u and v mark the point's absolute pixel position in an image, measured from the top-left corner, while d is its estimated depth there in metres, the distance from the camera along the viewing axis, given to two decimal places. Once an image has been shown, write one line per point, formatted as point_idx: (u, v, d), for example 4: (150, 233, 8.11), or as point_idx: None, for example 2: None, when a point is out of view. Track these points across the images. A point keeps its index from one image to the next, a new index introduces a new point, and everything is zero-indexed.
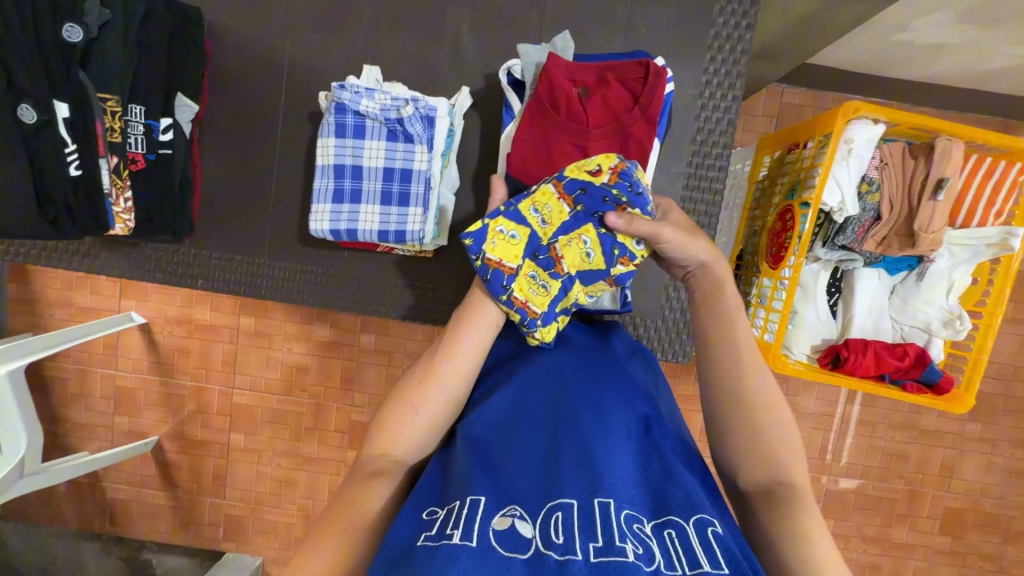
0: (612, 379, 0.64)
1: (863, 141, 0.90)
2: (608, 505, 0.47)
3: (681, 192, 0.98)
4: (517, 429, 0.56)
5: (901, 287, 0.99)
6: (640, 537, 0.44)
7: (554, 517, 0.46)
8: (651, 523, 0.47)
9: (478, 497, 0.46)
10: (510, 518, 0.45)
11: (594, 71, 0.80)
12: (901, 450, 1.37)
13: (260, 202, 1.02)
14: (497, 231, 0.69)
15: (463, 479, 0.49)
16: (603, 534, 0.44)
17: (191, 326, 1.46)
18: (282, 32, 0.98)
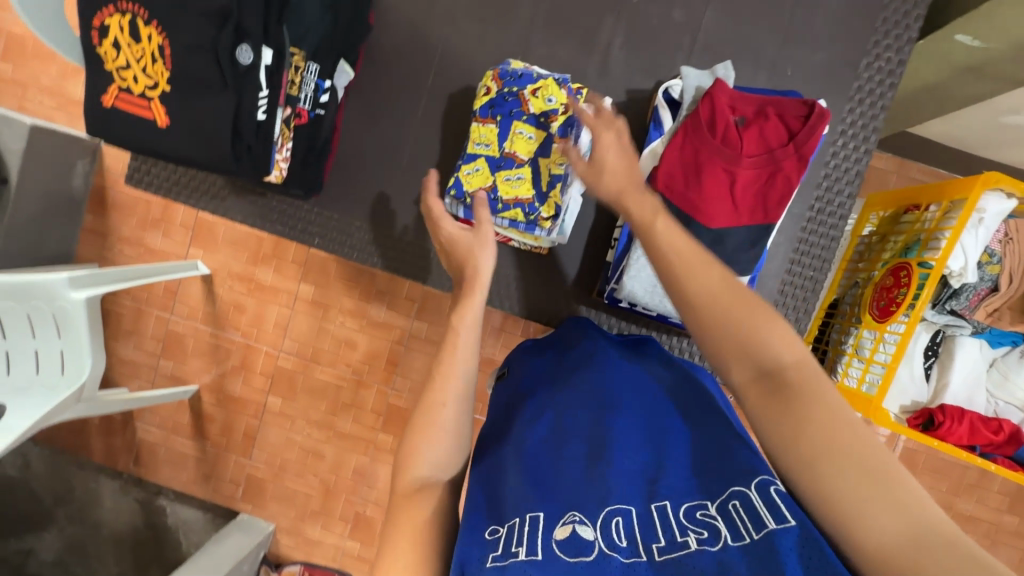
0: (643, 380, 0.66)
1: (994, 214, 0.92)
2: (665, 506, 0.49)
3: (798, 233, 1.01)
4: (562, 437, 0.60)
5: (1001, 361, 1.00)
6: (704, 522, 0.46)
7: (615, 520, 0.49)
8: (712, 504, 0.48)
9: (537, 514, 0.50)
10: (572, 525, 0.49)
11: (754, 103, 0.83)
12: None
13: (387, 173, 1.05)
14: (465, 172, 0.91)
15: (520, 498, 0.53)
16: (665, 533, 0.47)
17: (252, 284, 1.33)
18: (440, 18, 1.02)
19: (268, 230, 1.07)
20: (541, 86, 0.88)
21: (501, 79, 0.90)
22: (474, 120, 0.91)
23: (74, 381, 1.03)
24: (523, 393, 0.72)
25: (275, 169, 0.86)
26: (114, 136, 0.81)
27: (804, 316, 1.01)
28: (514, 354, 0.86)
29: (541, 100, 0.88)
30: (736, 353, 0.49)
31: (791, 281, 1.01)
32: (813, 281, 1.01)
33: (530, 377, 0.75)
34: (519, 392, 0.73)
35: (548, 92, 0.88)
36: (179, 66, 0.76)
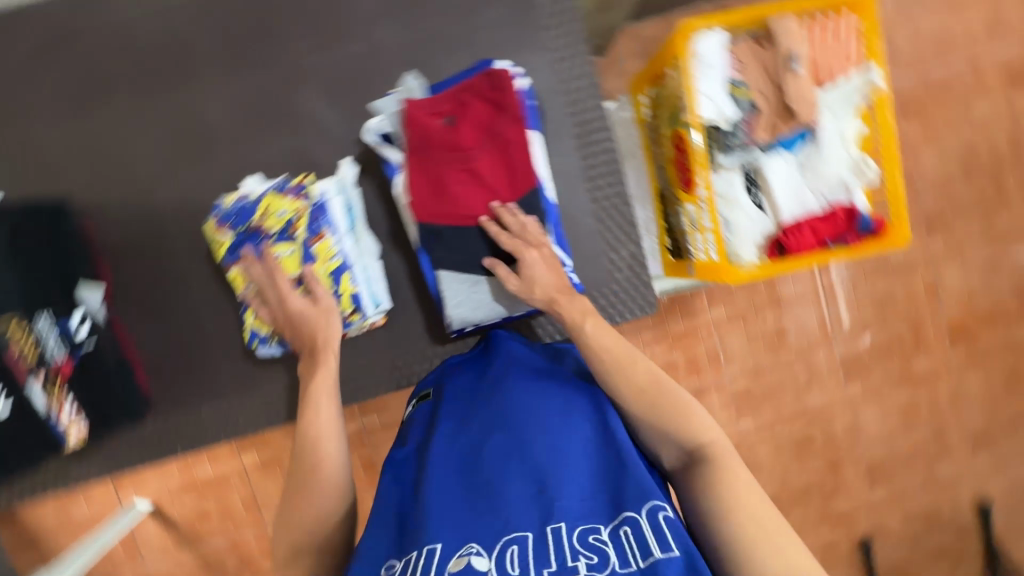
0: (556, 398, 0.77)
1: (713, 53, 0.95)
2: (561, 529, 0.62)
3: (580, 163, 1.02)
4: (474, 476, 0.71)
5: (806, 159, 1.02)
6: (596, 547, 0.60)
7: (511, 550, 0.61)
8: (606, 527, 0.63)
9: (435, 547, 0.63)
10: (468, 557, 0.61)
11: (449, 96, 0.83)
12: (885, 291, 1.49)
13: (201, 343, 1.00)
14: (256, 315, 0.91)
15: (432, 529, 0.65)
16: (555, 558, 0.59)
17: (200, 485, 1.45)
18: (150, 181, 0.97)
19: (125, 471, 0.98)
20: (265, 207, 0.84)
21: (223, 224, 0.85)
22: (231, 268, 0.90)
23: None
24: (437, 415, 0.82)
25: (72, 428, 0.95)
26: None
27: (631, 228, 1.03)
28: (435, 371, 0.93)
29: (276, 216, 0.84)
30: (666, 423, 0.71)
31: (601, 206, 1.03)
32: (619, 195, 1.03)
33: (449, 397, 0.84)
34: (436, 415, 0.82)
35: (275, 207, 0.84)
36: None
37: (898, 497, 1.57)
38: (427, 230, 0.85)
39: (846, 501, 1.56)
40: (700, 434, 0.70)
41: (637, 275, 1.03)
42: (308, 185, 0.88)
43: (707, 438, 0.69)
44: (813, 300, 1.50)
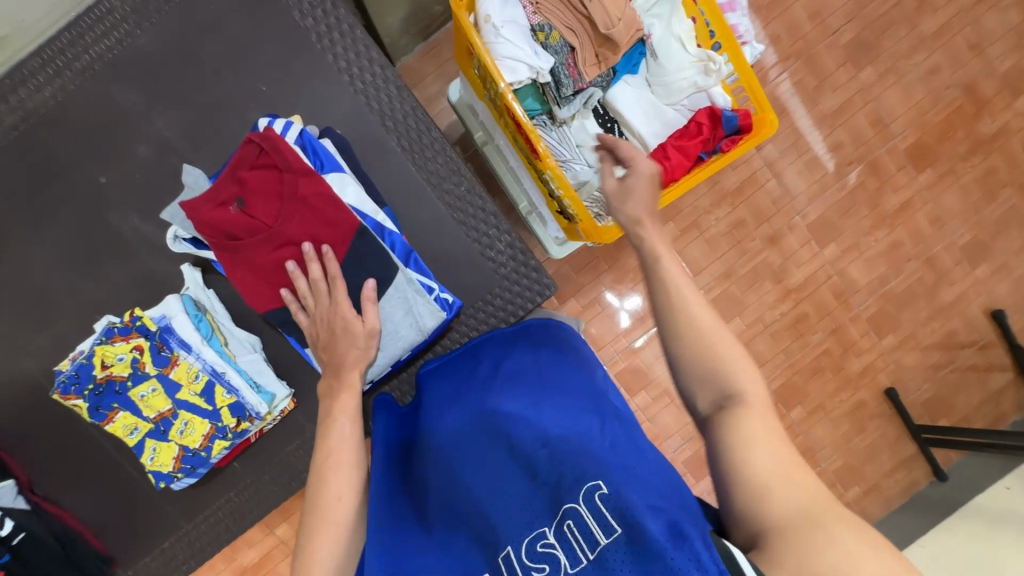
0: (489, 406, 0.70)
1: (499, 8, 0.84)
2: (510, 553, 0.57)
3: (420, 174, 0.94)
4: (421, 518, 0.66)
5: (651, 76, 0.94)
6: (544, 555, 0.55)
7: None
8: (551, 529, 0.56)
9: None
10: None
11: (229, 180, 0.76)
12: (831, 143, 1.40)
13: (140, 484, 1.00)
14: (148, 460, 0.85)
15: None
16: None
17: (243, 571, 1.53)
18: (12, 358, 0.94)
19: None
20: (100, 358, 0.81)
21: (69, 392, 0.80)
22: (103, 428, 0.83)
23: None
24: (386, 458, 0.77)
25: None
26: None
27: (497, 218, 0.95)
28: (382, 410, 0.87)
29: (117, 363, 0.81)
30: (703, 363, 0.59)
31: (458, 209, 0.95)
32: (472, 190, 0.95)
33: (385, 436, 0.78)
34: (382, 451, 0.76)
35: (111, 353, 0.81)
36: None
37: (914, 342, 1.45)
38: (275, 316, 0.81)
39: (858, 361, 1.44)
40: (748, 385, 0.58)
41: (522, 263, 0.96)
42: (140, 316, 0.82)
43: (752, 395, 0.58)
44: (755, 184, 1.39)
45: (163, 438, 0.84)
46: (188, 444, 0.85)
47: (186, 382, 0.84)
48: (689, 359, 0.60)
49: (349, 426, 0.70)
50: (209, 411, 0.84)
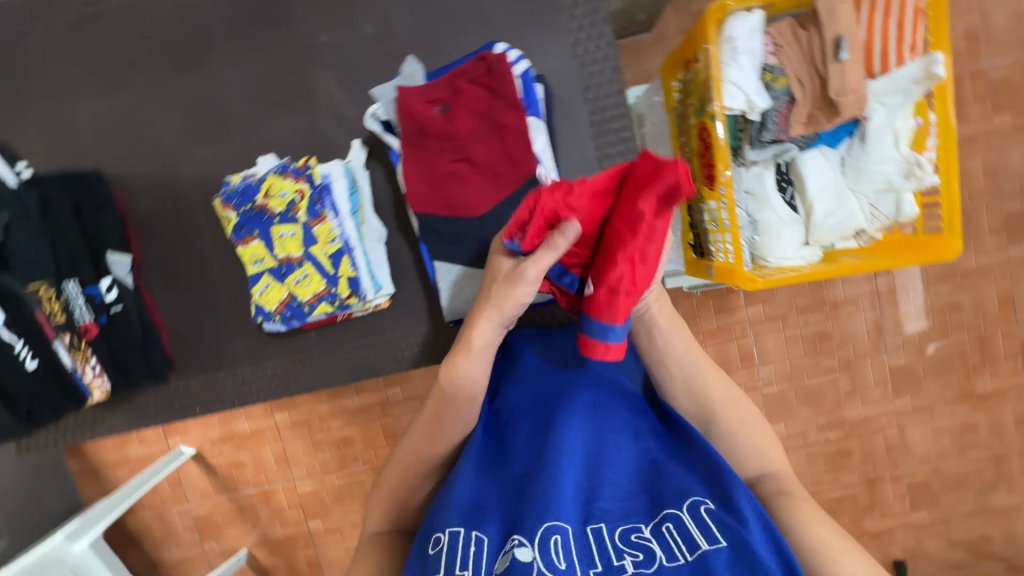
0: (594, 381, 0.71)
1: (746, 34, 0.86)
2: (601, 531, 0.57)
3: (595, 154, 0.97)
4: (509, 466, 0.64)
5: (849, 156, 0.94)
6: (639, 544, 0.55)
7: (554, 540, 0.55)
8: (647, 526, 0.57)
9: (481, 534, 0.59)
10: (512, 550, 0.55)
11: (446, 85, 0.81)
12: (951, 302, 1.48)
13: (220, 313, 1.05)
14: (259, 293, 0.91)
15: (467, 513, 0.61)
16: (601, 558, 0.55)
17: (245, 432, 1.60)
18: (174, 156, 1.01)
19: (151, 428, 1.06)
20: (267, 187, 0.88)
21: (231, 204, 0.88)
22: (237, 247, 0.90)
23: None
24: None
25: (91, 390, 0.93)
26: None
27: None
28: None
29: (278, 197, 0.88)
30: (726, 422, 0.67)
31: None
32: None
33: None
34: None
35: (277, 187, 0.88)
36: None
37: None
38: (424, 222, 0.84)
39: None
40: (717, 394, 0.68)
41: None
42: (313, 166, 0.89)
43: (718, 392, 0.68)
44: (857, 306, 1.48)
45: (280, 279, 0.90)
46: (298, 295, 0.90)
47: (321, 240, 0.89)
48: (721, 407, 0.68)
49: (441, 414, 0.67)
50: (329, 274, 0.89)
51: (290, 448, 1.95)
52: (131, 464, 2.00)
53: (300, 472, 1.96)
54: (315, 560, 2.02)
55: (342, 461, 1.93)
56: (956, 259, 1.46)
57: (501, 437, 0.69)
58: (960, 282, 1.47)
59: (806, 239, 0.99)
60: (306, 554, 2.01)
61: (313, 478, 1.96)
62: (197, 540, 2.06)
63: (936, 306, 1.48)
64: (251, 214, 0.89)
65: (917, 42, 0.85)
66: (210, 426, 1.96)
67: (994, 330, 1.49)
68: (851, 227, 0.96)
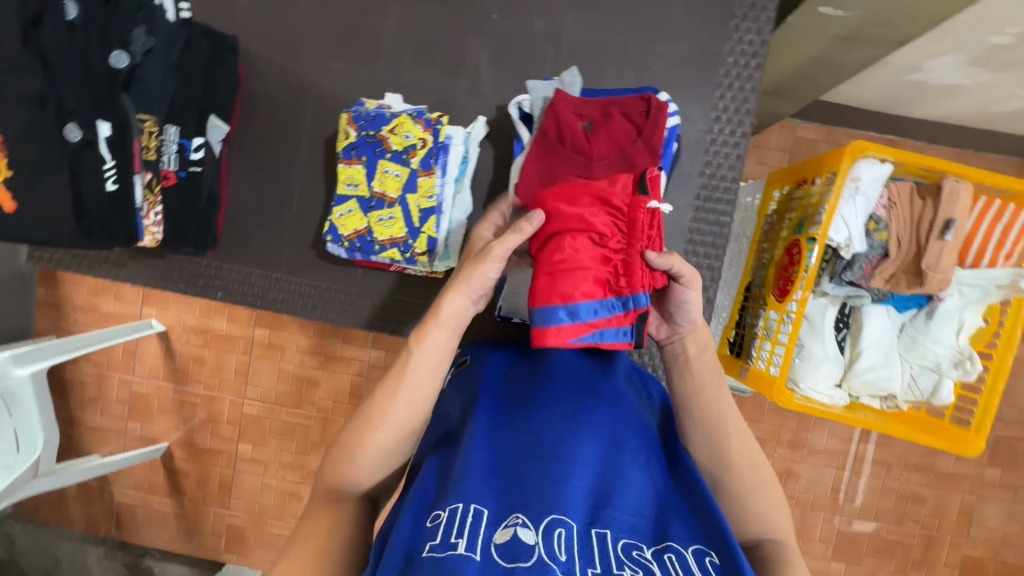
0: (613, 407, 0.68)
1: (870, 180, 0.90)
2: (605, 535, 0.50)
3: (689, 224, 1.00)
4: (521, 450, 0.60)
5: (910, 324, 0.99)
6: (639, 562, 0.48)
7: (556, 532, 0.49)
8: (650, 549, 0.51)
9: (482, 508, 0.51)
10: (514, 527, 0.49)
11: (598, 106, 0.83)
12: (917, 493, 1.52)
13: (281, 215, 1.06)
14: (338, 215, 0.93)
15: (467, 486, 0.53)
16: (601, 561, 0.47)
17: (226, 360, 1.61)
18: (310, 58, 1.03)
19: (170, 292, 1.06)
20: (397, 124, 0.91)
21: (356, 124, 0.91)
22: (340, 163, 0.93)
23: (28, 456, 1.34)
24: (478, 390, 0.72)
25: (146, 234, 0.86)
26: None
27: (707, 307, 1.00)
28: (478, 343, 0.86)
29: (401, 137, 0.91)
30: (739, 483, 0.65)
31: None
32: (710, 269, 1.01)
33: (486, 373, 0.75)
34: (474, 383, 0.74)
35: (405, 128, 0.91)
36: (13, 154, 0.68)
37: None
38: (519, 220, 0.86)
39: None
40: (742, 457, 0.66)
41: None
42: (443, 123, 0.92)
43: (739, 453, 0.66)
44: (831, 462, 1.53)
45: (365, 210, 0.93)
46: (376, 232, 0.92)
47: (418, 192, 0.92)
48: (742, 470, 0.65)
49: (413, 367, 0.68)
50: (411, 225, 0.91)
51: (254, 365, 1.91)
52: (95, 315, 1.94)
53: (252, 393, 1.92)
54: (226, 483, 1.95)
55: (297, 399, 1.90)
56: (937, 456, 1.52)
57: (514, 429, 0.64)
58: (934, 479, 1.52)
59: (839, 381, 1.02)
60: (219, 475, 1.95)
61: (262, 404, 1.91)
62: (122, 415, 1.99)
63: (905, 491, 1.52)
64: (368, 141, 0.92)
65: (1012, 253, 0.92)
66: (188, 312, 1.92)
67: (946, 536, 1.53)
68: (885, 388, 0.99)
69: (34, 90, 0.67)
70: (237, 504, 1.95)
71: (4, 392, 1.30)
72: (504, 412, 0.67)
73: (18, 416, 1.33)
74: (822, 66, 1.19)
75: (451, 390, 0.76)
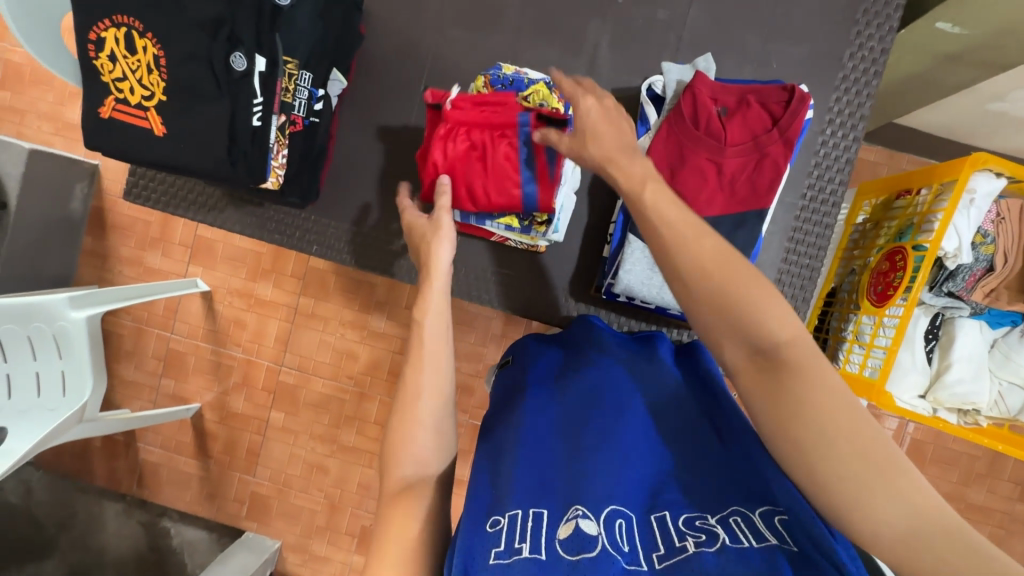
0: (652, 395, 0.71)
1: (984, 194, 0.92)
2: (665, 519, 0.54)
3: (793, 221, 1.01)
4: (567, 446, 0.64)
5: (1002, 341, 1.01)
6: (702, 528, 0.52)
7: (618, 523, 0.53)
8: (713, 516, 0.54)
9: (541, 512, 0.54)
10: (576, 520, 0.52)
11: (736, 93, 0.85)
12: None
13: (382, 175, 1.06)
14: None
15: (522, 494, 0.57)
16: (665, 542, 0.51)
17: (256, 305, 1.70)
18: (430, 24, 1.04)
19: (266, 243, 1.05)
20: (533, 91, 0.90)
21: (493, 87, 0.92)
22: None
23: (74, 402, 1.29)
24: (520, 390, 0.77)
25: (272, 175, 0.85)
26: (116, 149, 0.74)
27: (804, 305, 1.01)
28: (517, 343, 0.92)
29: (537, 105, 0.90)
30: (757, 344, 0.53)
31: (788, 269, 1.01)
32: (810, 269, 1.01)
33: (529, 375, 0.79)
34: (518, 384, 0.78)
35: (540, 96, 0.90)
36: (178, 75, 0.72)
37: None
38: None
39: None
40: (781, 331, 0.52)
41: None
42: (575, 95, 0.93)
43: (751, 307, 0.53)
44: None
45: None
46: None
47: None
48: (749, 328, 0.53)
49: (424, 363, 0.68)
50: None
51: (295, 334, 1.74)
52: (142, 270, 1.75)
53: (290, 360, 1.75)
54: (255, 451, 1.77)
55: (336, 370, 1.74)
56: (968, 488, 1.48)
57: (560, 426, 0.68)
58: (964, 509, 1.48)
59: (924, 392, 1.03)
60: (248, 441, 1.77)
61: (299, 372, 1.75)
62: (156, 371, 1.82)
63: None
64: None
65: None
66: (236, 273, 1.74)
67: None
68: (972, 402, 1.00)
69: (213, 15, 0.72)
70: (262, 472, 1.76)
71: (57, 330, 1.29)
72: (548, 405, 0.72)
73: (14, 362, 1.26)
74: (920, 84, 1.21)
75: (498, 392, 0.81)
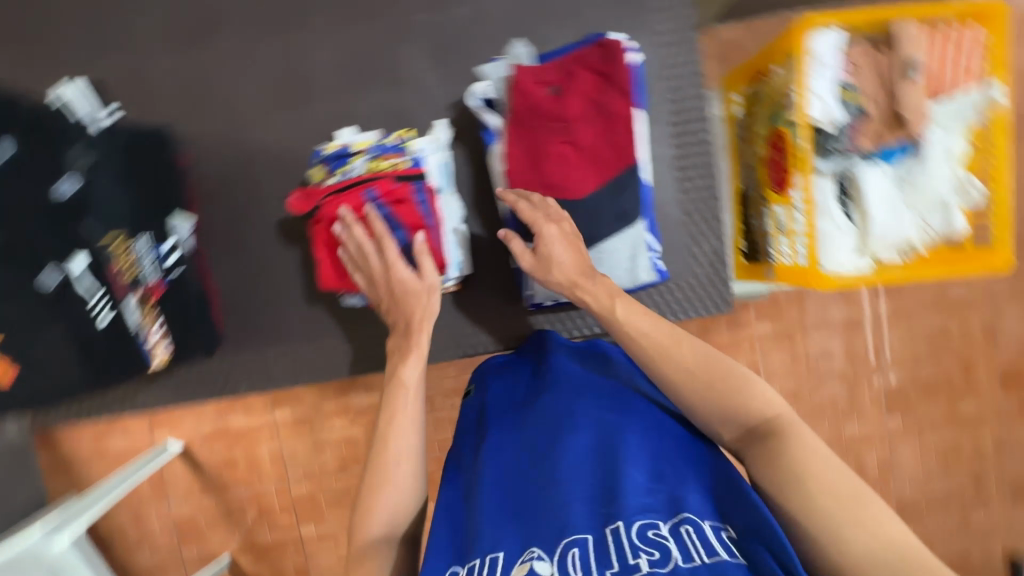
0: (621, 413, 0.72)
1: (829, 50, 0.93)
2: (620, 529, 0.57)
3: (673, 150, 1.01)
4: (530, 479, 0.67)
5: (910, 173, 0.98)
6: (655, 543, 0.54)
7: (572, 552, 0.56)
8: (667, 525, 0.56)
9: (498, 553, 0.59)
10: (530, 562, 0.56)
11: (558, 67, 0.84)
12: None
13: (274, 285, 1.01)
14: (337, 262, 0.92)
15: (486, 537, 0.62)
16: (617, 558, 0.54)
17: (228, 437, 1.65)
18: (249, 119, 0.98)
19: (195, 404, 1.00)
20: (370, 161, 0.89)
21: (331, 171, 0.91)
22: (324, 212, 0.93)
23: None
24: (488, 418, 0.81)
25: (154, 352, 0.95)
26: None
27: (717, 223, 1.01)
28: (477, 368, 0.95)
29: (385, 166, 0.89)
30: (727, 401, 0.65)
31: (689, 196, 1.01)
32: (709, 190, 1.01)
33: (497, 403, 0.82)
34: (486, 419, 0.81)
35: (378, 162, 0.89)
36: None
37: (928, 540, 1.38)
38: None
39: None
40: (763, 408, 0.64)
41: (716, 273, 1.02)
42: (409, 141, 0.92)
43: (692, 361, 0.68)
44: None
45: None
46: None
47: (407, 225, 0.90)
48: (709, 394, 0.66)
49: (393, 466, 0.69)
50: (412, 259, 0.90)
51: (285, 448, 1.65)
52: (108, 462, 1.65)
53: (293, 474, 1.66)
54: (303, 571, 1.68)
55: (341, 465, 1.61)
56: None
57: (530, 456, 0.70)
58: None
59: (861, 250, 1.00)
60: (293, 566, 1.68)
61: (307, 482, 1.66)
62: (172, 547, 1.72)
63: None
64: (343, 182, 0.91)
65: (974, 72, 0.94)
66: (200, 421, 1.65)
67: None
68: (904, 240, 0.98)
69: None
70: None
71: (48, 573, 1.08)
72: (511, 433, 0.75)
73: None
74: None
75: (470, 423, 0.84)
